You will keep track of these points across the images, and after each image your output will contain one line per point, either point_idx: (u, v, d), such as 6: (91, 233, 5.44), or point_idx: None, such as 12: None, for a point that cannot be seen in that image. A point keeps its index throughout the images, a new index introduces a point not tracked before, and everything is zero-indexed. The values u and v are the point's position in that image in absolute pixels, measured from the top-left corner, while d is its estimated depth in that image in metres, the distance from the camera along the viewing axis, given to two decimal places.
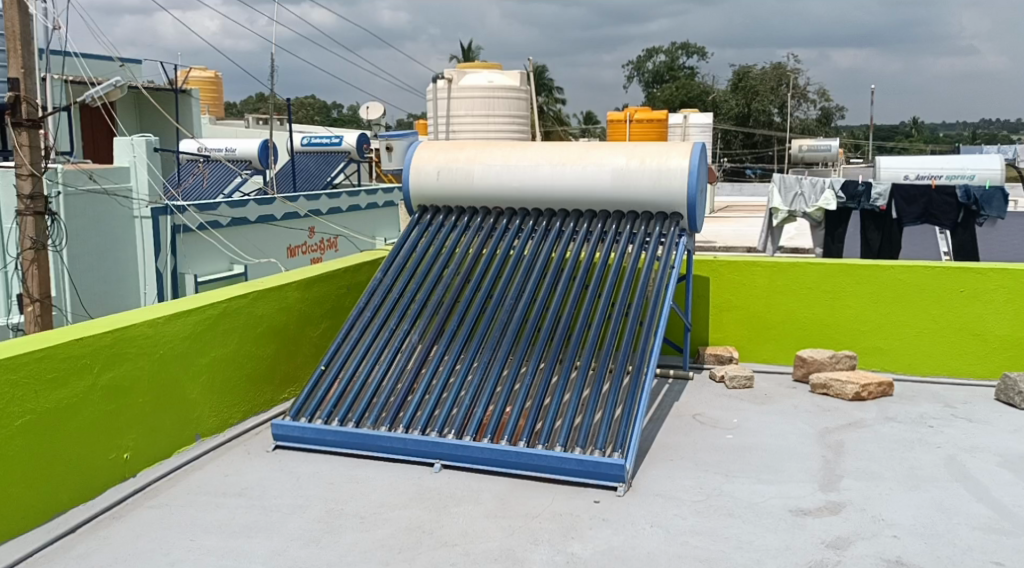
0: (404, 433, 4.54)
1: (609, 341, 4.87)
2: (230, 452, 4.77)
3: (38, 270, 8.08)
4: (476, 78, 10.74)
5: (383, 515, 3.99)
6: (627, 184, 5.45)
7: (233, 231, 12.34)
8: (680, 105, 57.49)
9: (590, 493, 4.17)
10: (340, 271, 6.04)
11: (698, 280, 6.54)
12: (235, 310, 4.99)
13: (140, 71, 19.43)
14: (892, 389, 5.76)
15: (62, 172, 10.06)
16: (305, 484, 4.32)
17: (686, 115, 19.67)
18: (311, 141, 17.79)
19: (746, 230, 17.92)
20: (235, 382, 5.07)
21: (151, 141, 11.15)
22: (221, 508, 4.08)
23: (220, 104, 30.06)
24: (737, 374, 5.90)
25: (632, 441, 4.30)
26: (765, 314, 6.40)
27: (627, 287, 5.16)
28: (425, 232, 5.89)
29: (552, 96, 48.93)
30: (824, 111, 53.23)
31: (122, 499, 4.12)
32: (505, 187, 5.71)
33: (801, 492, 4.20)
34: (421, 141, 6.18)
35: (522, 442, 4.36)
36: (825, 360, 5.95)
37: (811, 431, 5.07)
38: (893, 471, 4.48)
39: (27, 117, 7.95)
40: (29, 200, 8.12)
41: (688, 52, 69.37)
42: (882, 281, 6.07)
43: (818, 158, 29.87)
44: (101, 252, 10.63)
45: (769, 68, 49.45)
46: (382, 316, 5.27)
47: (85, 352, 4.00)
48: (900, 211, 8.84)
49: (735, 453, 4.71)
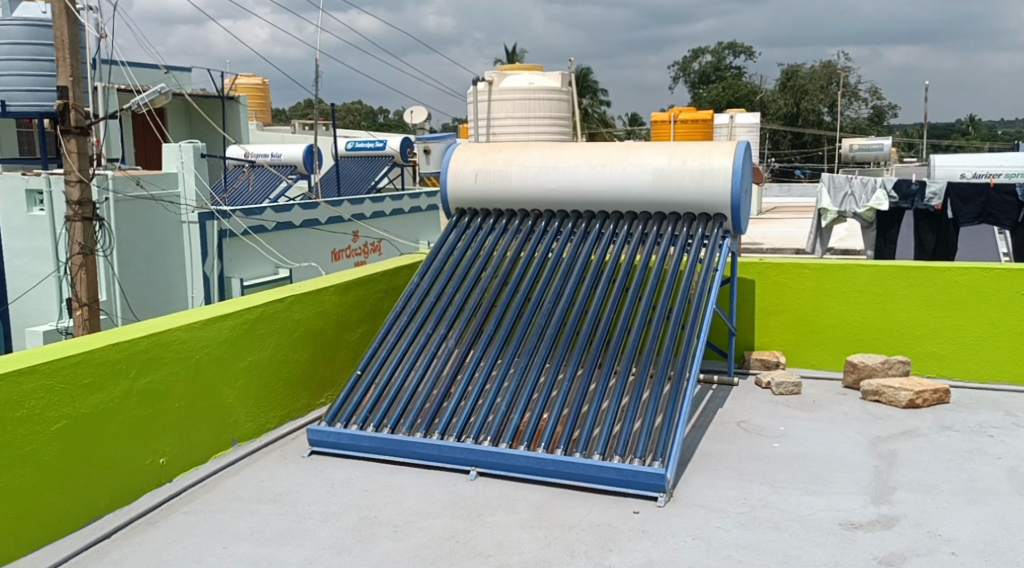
0: (439, 439, 4.46)
1: (649, 345, 4.74)
2: (267, 457, 4.74)
3: (86, 275, 8.18)
4: (516, 80, 10.67)
5: (417, 524, 3.91)
6: (669, 185, 5.31)
7: (277, 236, 12.41)
8: (727, 106, 56.81)
9: (629, 503, 4.04)
10: (378, 275, 5.99)
11: (743, 283, 6.35)
12: (273, 314, 4.96)
13: (189, 79, 19.79)
14: (949, 397, 5.52)
15: (112, 179, 10.17)
16: (340, 491, 4.27)
17: (732, 115, 18.88)
18: (356, 146, 17.68)
19: (795, 231, 17.51)
20: (272, 386, 5.05)
21: (197, 147, 11.30)
22: (255, 514, 4.05)
23: (267, 110, 30.40)
24: (784, 380, 5.72)
25: (673, 450, 4.16)
26: (813, 318, 6.19)
27: (669, 289, 5.04)
28: (462, 235, 5.82)
29: (596, 99, 48.83)
30: (875, 110, 52.10)
31: (158, 504, 4.11)
32: (544, 189, 5.61)
33: (851, 504, 4.03)
34: (458, 143, 6.11)
35: (558, 450, 4.25)
36: (877, 366, 5.72)
37: (862, 440, 4.88)
38: (950, 484, 4.27)
39: (76, 124, 8.06)
40: (77, 206, 8.23)
41: (736, 52, 68.45)
42: (937, 284, 5.84)
43: (870, 157, 29.19)
44: (150, 257, 10.80)
45: (818, 66, 48.56)
46: (419, 321, 5.19)
47: (121, 356, 3.99)
48: (956, 211, 8.55)
49: (782, 463, 4.54)
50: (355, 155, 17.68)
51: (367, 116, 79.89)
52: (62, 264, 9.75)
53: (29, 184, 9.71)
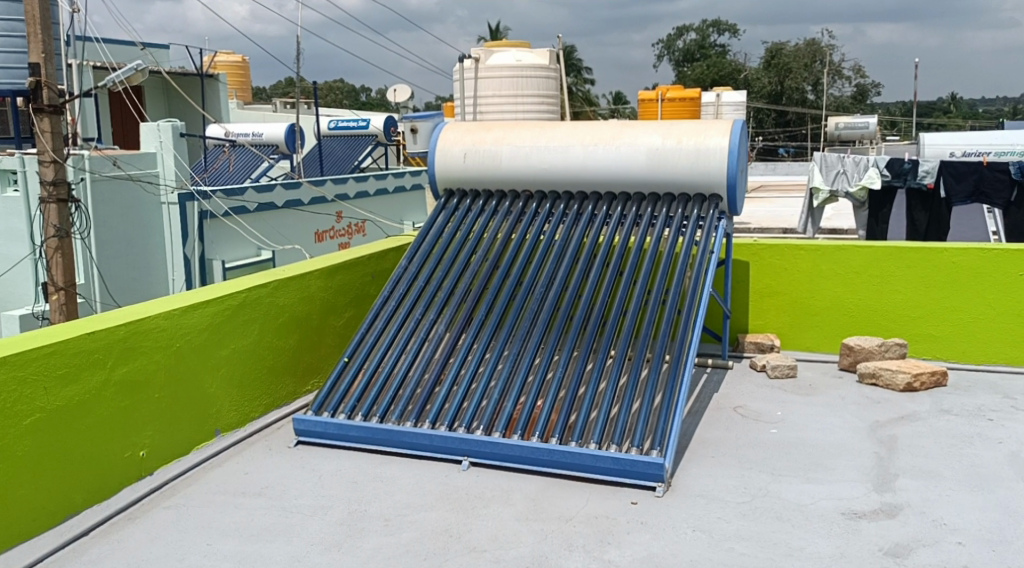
0: (430, 429, 4.33)
1: (645, 329, 4.61)
2: (251, 448, 4.59)
3: (62, 259, 7.99)
4: (503, 57, 10.46)
5: (408, 517, 3.78)
6: (663, 164, 5.17)
7: (259, 217, 12.18)
8: (712, 85, 56.60)
9: (626, 494, 3.93)
10: (365, 258, 5.83)
11: (737, 265, 6.23)
12: (256, 299, 4.80)
13: (167, 57, 19.41)
14: (946, 379, 5.43)
15: (87, 159, 10.00)
16: (328, 484, 4.12)
17: (719, 93, 18.58)
18: (339, 125, 17.38)
19: (781, 210, 17.41)
20: (256, 374, 4.90)
21: (176, 126, 11.08)
22: (240, 509, 3.90)
23: (248, 89, 29.91)
24: (779, 363, 5.62)
25: (671, 438, 4.05)
26: (808, 300, 6.09)
27: (664, 272, 4.91)
28: (451, 216, 5.66)
29: (580, 77, 48.52)
30: (859, 88, 52.02)
31: (138, 498, 3.96)
32: (534, 169, 5.45)
33: (853, 493, 3.93)
34: (446, 122, 5.94)
35: (553, 439, 4.12)
36: (874, 348, 5.62)
37: (861, 425, 4.78)
38: (952, 470, 4.17)
39: (48, 103, 7.80)
40: (52, 187, 8.00)
41: (720, 29, 68.16)
42: (934, 265, 5.74)
43: (856, 135, 29.13)
44: (129, 239, 10.64)
45: (802, 44, 48.43)
46: (407, 306, 5.04)
47: (97, 346, 3.82)
48: (949, 189, 8.46)
49: (781, 450, 4.44)
50: (338, 134, 17.39)
51: (349, 95, 78.99)
52: (37, 247, 9.52)
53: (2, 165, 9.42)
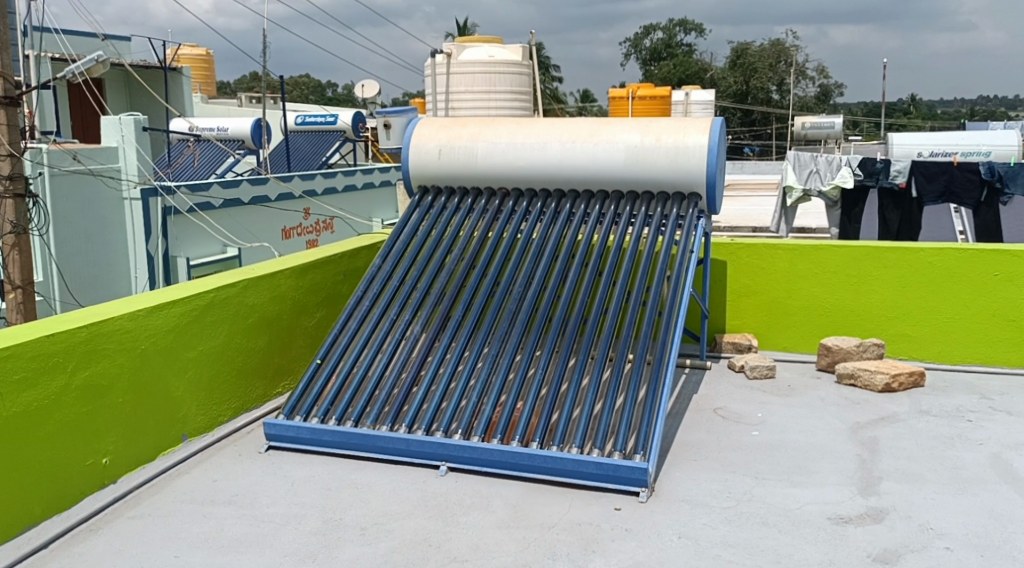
0: (407, 432, 4.20)
1: (626, 329, 4.53)
2: (220, 454, 4.43)
3: (19, 255, 7.77)
4: (476, 53, 10.34)
5: (385, 526, 3.66)
6: (642, 162, 5.08)
7: (224, 213, 11.93)
8: (679, 83, 56.92)
9: (609, 500, 3.84)
10: (337, 257, 5.68)
11: (714, 264, 6.18)
12: (224, 300, 4.64)
13: (129, 49, 18.98)
14: (924, 380, 5.41)
15: (47, 153, 9.77)
16: (301, 491, 3.98)
17: (688, 92, 18.30)
18: (306, 121, 17.09)
19: (748, 209, 17.48)
20: (225, 377, 4.73)
21: (139, 120, 10.80)
22: (208, 519, 3.74)
23: (213, 82, 29.43)
24: (758, 364, 5.56)
25: (654, 441, 3.96)
26: (785, 300, 6.05)
27: (645, 271, 4.83)
28: (426, 215, 5.53)
29: (548, 74, 48.58)
30: (822, 89, 52.52)
31: (101, 508, 3.78)
32: (511, 166, 5.35)
33: (838, 497, 3.87)
34: (419, 118, 5.81)
35: (534, 443, 4.03)
36: (852, 349, 5.59)
37: (842, 427, 4.74)
38: (935, 472, 4.13)
39: (4, 94, 7.51)
40: (8, 181, 7.68)
41: (686, 28, 68.55)
42: (911, 265, 5.72)
43: (822, 135, 29.28)
44: (89, 236, 10.44)
45: (768, 44, 48.80)
46: (382, 306, 4.91)
47: (57, 349, 3.64)
48: (920, 190, 8.55)
49: (763, 452, 4.38)
50: (305, 129, 17.12)
51: (315, 90, 78.04)
52: None
53: None
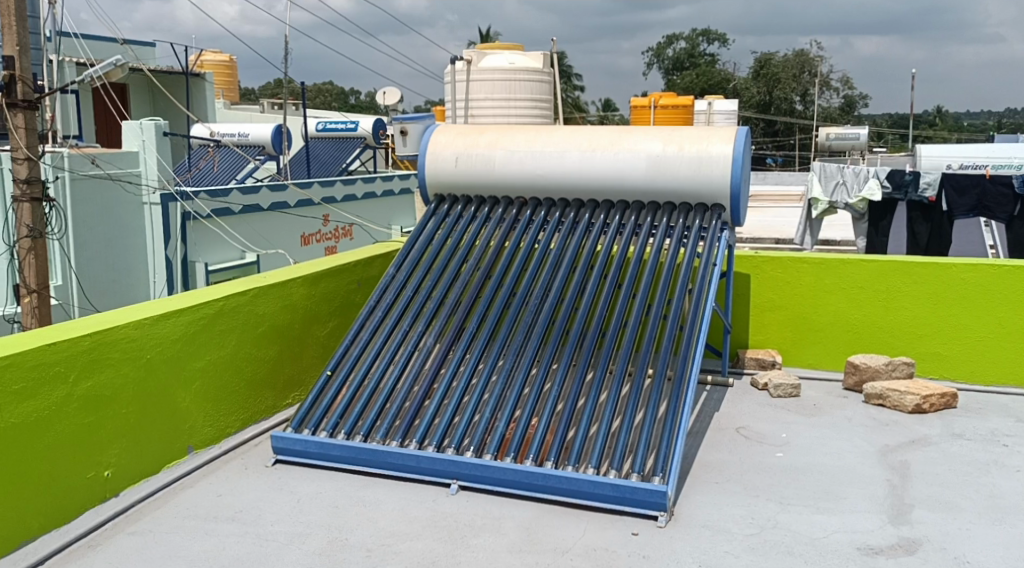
0: (417, 449, 4.06)
1: (646, 343, 4.37)
2: (226, 467, 4.31)
3: (35, 260, 7.69)
4: (496, 60, 10.23)
5: (392, 548, 3.52)
6: (665, 172, 4.93)
7: (242, 219, 11.88)
8: (702, 93, 56.67)
9: (626, 524, 3.68)
10: (351, 265, 5.56)
11: (737, 278, 6.00)
12: (234, 308, 4.54)
13: (153, 55, 19.05)
14: (957, 401, 5.21)
15: (67, 157, 9.78)
16: (307, 508, 3.85)
17: (711, 101, 18.04)
18: (326, 127, 17.03)
19: (771, 220, 17.25)
20: (233, 387, 4.61)
21: (160, 125, 10.87)
22: (211, 536, 3.62)
23: (235, 88, 29.59)
24: (782, 382, 5.38)
25: (674, 463, 3.80)
26: (811, 315, 5.86)
27: (666, 283, 4.67)
28: (442, 223, 5.41)
29: (569, 83, 48.54)
30: (847, 100, 52.08)
31: (100, 523, 3.66)
32: (529, 175, 5.21)
33: (867, 525, 3.69)
34: (436, 124, 5.69)
35: (548, 462, 3.87)
36: (880, 367, 5.40)
37: (871, 449, 4.55)
38: (970, 501, 3.94)
39: (23, 98, 7.51)
40: (25, 185, 7.65)
41: (710, 39, 68.28)
42: (942, 281, 5.52)
43: (846, 146, 28.95)
44: (108, 240, 10.42)
45: (792, 54, 48.42)
46: (395, 316, 4.79)
47: (59, 358, 3.53)
48: (951, 203, 8.32)
49: (788, 476, 4.20)
50: (326, 136, 17.09)
51: (338, 97, 78.23)
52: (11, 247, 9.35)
53: None
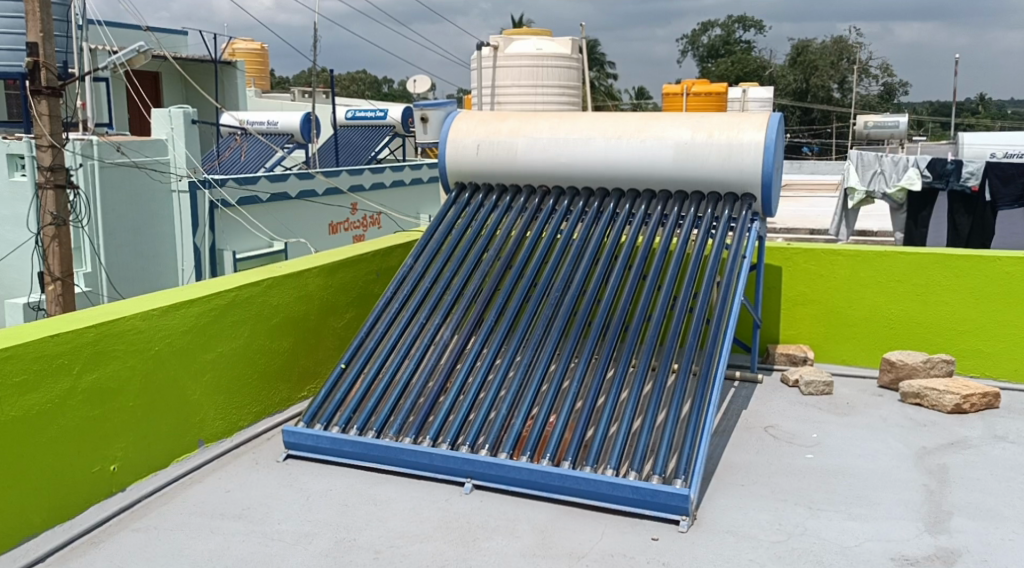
0: (430, 446, 3.92)
1: (671, 337, 4.19)
2: (236, 462, 4.21)
3: (59, 247, 7.65)
4: (523, 45, 10.02)
5: (402, 550, 3.39)
6: (692, 160, 4.73)
7: (269, 208, 11.83)
8: (736, 81, 55.87)
9: (646, 528, 3.52)
10: (369, 255, 5.44)
11: (769, 270, 5.79)
12: (247, 299, 4.43)
13: (184, 43, 19.11)
14: (999, 401, 4.96)
15: (96, 146, 9.71)
16: (316, 506, 3.73)
17: (745, 88, 17.59)
18: (356, 115, 16.92)
19: (807, 211, 16.82)
20: (245, 380, 4.51)
21: (188, 112, 10.80)
22: (216, 534, 3.52)
23: (267, 77, 29.63)
24: (813, 380, 5.17)
25: (697, 465, 3.62)
26: (845, 310, 5.64)
27: (692, 275, 4.48)
28: (462, 212, 5.26)
29: (603, 71, 48.21)
30: (886, 87, 50.92)
31: (105, 519, 3.58)
32: (552, 163, 5.04)
33: (902, 534, 3.49)
34: (457, 111, 5.54)
35: (566, 462, 3.72)
36: (917, 365, 5.17)
37: (907, 452, 4.33)
38: (1013, 508, 3.72)
39: (47, 85, 7.45)
40: (49, 172, 7.62)
41: (745, 26, 67.27)
42: (985, 275, 5.25)
43: (885, 134, 28.22)
44: (137, 228, 10.41)
45: (830, 41, 47.46)
46: (411, 308, 4.65)
47: (62, 350, 3.44)
48: (995, 193, 8.04)
49: (819, 479, 4.00)
50: (355, 124, 16.98)
51: (371, 86, 78.51)
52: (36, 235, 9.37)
53: (10, 149, 9.36)
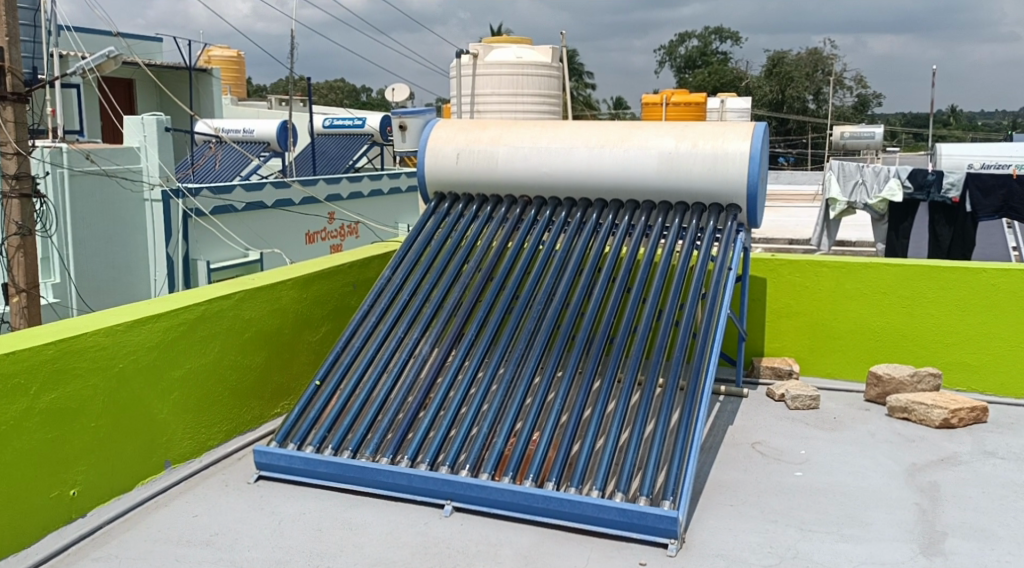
0: (409, 466, 3.77)
1: (657, 351, 4.06)
2: (205, 484, 4.03)
3: (23, 258, 7.46)
4: (503, 54, 9.91)
5: None
6: (677, 169, 4.63)
7: (244, 218, 11.61)
8: (713, 91, 56.17)
9: (634, 553, 3.38)
10: (345, 267, 5.29)
11: (753, 282, 5.69)
12: (217, 313, 4.26)
13: (158, 50, 18.87)
14: (987, 415, 4.89)
15: (66, 153, 9.53)
16: (288, 531, 3.57)
17: (724, 99, 17.58)
18: (333, 124, 16.73)
19: (786, 221, 16.79)
20: (216, 397, 4.34)
21: (162, 120, 10.61)
22: (182, 562, 3.35)
23: (243, 85, 29.32)
24: (800, 394, 5.07)
25: (685, 485, 3.49)
26: (831, 322, 5.55)
27: (678, 287, 4.37)
28: (442, 222, 5.12)
29: (580, 82, 48.32)
30: (860, 98, 51.36)
31: (63, 547, 3.39)
32: (534, 172, 4.92)
33: (896, 556, 3.38)
34: (437, 119, 5.40)
35: (550, 483, 3.57)
36: (905, 378, 5.09)
37: (897, 468, 4.23)
38: (1008, 528, 3.62)
39: (13, 90, 7.20)
40: (14, 180, 7.40)
41: (722, 36, 67.71)
42: (972, 287, 5.18)
43: (860, 144, 28.28)
44: (107, 238, 10.18)
45: (805, 52, 47.81)
46: (389, 322, 4.49)
47: (20, 369, 3.26)
48: (975, 204, 8.09)
49: (809, 498, 3.89)
50: (332, 133, 16.79)
51: (349, 94, 78.31)
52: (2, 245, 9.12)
53: None
